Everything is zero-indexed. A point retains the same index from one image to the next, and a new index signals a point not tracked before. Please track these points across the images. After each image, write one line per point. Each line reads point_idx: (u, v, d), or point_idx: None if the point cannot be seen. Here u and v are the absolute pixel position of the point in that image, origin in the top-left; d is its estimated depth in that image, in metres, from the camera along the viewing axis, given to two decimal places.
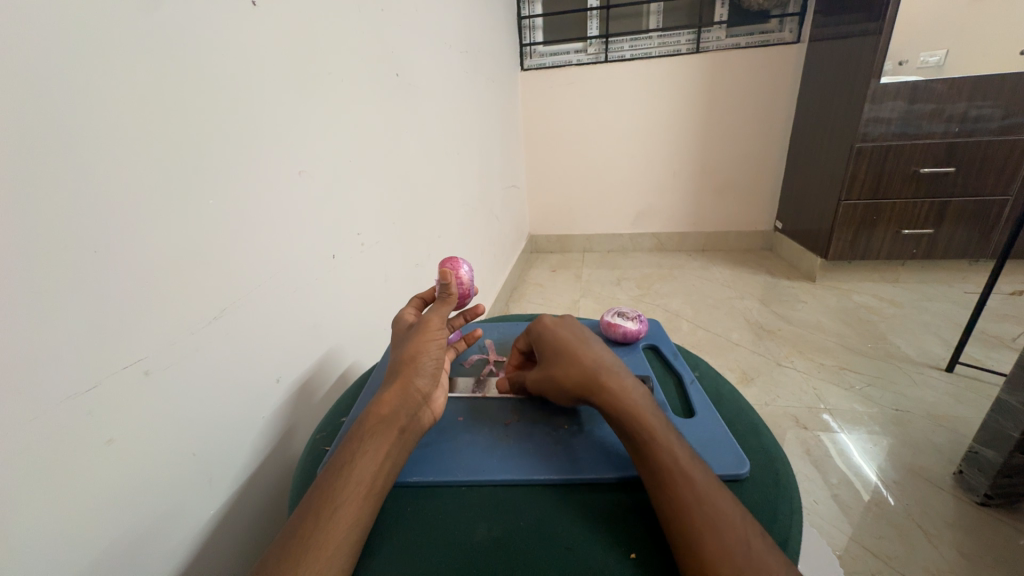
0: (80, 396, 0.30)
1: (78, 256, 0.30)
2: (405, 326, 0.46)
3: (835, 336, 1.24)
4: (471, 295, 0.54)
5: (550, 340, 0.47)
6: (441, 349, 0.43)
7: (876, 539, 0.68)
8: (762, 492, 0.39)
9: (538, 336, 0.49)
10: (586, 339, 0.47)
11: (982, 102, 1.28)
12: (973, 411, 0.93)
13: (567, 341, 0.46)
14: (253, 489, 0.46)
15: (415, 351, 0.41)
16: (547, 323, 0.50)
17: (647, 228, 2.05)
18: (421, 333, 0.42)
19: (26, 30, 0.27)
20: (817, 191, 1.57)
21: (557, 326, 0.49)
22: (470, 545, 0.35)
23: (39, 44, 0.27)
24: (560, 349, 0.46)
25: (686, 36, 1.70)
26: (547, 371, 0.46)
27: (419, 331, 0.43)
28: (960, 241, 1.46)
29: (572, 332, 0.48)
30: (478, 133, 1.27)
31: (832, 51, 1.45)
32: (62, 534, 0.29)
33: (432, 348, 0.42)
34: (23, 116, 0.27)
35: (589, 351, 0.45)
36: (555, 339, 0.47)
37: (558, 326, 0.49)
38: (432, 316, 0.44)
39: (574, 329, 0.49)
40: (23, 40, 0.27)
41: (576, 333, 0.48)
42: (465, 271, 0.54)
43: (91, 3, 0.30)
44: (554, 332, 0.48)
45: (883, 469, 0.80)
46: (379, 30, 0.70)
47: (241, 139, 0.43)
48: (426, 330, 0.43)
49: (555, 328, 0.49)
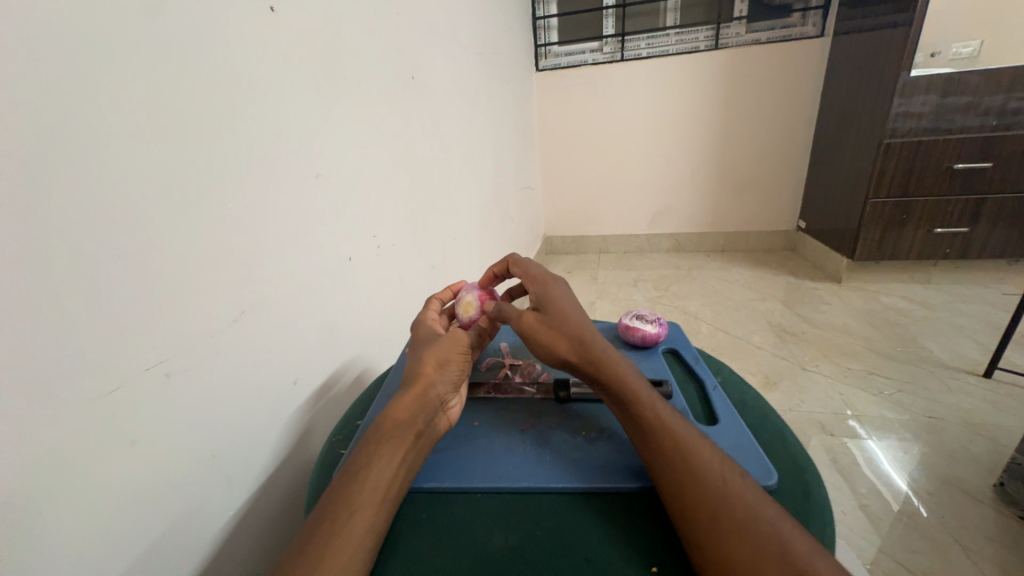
0: (103, 397, 0.31)
1: (99, 261, 0.30)
2: (431, 330, 0.47)
3: (862, 339, 1.20)
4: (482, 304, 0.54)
5: (545, 301, 0.47)
6: (464, 362, 0.43)
7: (909, 552, 0.65)
8: (790, 505, 0.37)
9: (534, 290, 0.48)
10: (576, 305, 0.47)
11: (1021, 94, 1.22)
12: (1014, 420, 0.88)
13: (562, 306, 0.46)
14: (271, 490, 0.47)
15: (443, 357, 0.42)
16: (552, 285, 0.48)
17: (665, 229, 2.02)
18: (449, 343, 0.43)
19: (44, 37, 0.27)
20: (843, 188, 1.52)
21: (552, 287, 0.48)
22: (486, 553, 0.34)
23: (60, 52, 0.28)
24: (559, 314, 0.45)
25: (704, 33, 1.67)
26: (539, 324, 0.45)
27: (447, 340, 0.43)
28: (998, 240, 1.39)
29: (568, 298, 0.47)
30: (493, 134, 1.27)
31: (859, 44, 1.41)
32: (81, 537, 0.30)
33: (457, 359, 0.43)
34: (44, 121, 0.27)
35: (582, 321, 0.44)
36: (550, 300, 0.47)
37: (559, 289, 0.48)
38: (462, 330, 0.45)
39: (566, 294, 0.48)
40: (43, 46, 0.27)
41: (572, 301, 0.47)
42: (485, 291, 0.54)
43: (111, 12, 0.31)
44: (549, 292, 0.47)
45: (916, 480, 0.76)
46: (395, 34, 0.71)
47: (255, 141, 0.43)
48: (454, 340, 0.43)
49: (550, 290, 0.48)
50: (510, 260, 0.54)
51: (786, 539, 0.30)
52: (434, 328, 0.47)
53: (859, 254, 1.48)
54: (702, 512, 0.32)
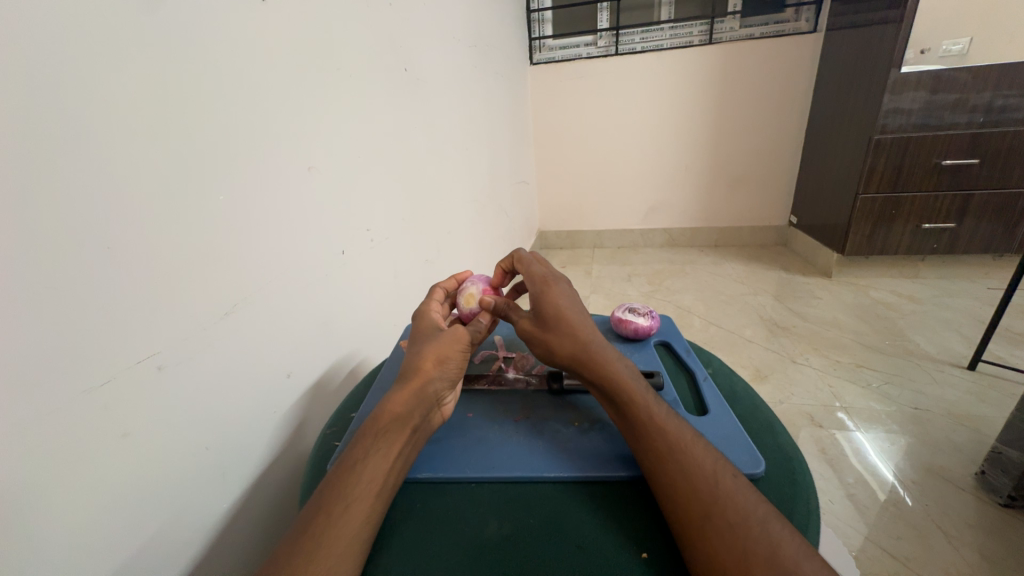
0: (94, 389, 0.31)
1: (91, 253, 0.30)
2: (433, 323, 0.46)
3: (851, 333, 1.22)
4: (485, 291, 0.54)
5: (545, 302, 0.47)
6: (462, 358, 0.43)
7: (893, 539, 0.67)
8: (778, 492, 0.38)
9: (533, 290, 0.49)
10: (577, 307, 0.47)
11: (1008, 91, 1.24)
12: (996, 410, 0.90)
13: (561, 308, 0.46)
14: (266, 482, 0.47)
15: (442, 354, 0.41)
16: (554, 288, 0.49)
17: (658, 224, 2.03)
18: (449, 339, 0.43)
19: (30, 24, 0.27)
20: (834, 184, 1.53)
21: (553, 287, 0.49)
22: (479, 542, 0.34)
23: (48, 40, 0.27)
24: (560, 317, 0.46)
25: (699, 27, 1.67)
26: (540, 331, 0.46)
27: (447, 336, 0.43)
28: (983, 235, 1.41)
29: (568, 300, 0.48)
30: (487, 128, 1.27)
31: (851, 40, 1.41)
32: (74, 530, 0.30)
33: (456, 356, 0.43)
34: (33, 110, 0.27)
35: (582, 324, 0.45)
36: (549, 302, 0.47)
37: (560, 291, 0.49)
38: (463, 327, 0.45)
39: (568, 296, 0.48)
40: (30, 34, 0.27)
41: (574, 303, 0.48)
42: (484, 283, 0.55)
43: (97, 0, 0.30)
44: (550, 294, 0.48)
45: (901, 469, 0.78)
46: (387, 23, 0.70)
47: (247, 133, 0.43)
48: (454, 337, 0.43)
49: (550, 292, 0.48)
50: (515, 256, 0.55)
51: (776, 539, 0.30)
52: (435, 321, 0.47)
53: (849, 249, 1.50)
54: (693, 507, 0.32)
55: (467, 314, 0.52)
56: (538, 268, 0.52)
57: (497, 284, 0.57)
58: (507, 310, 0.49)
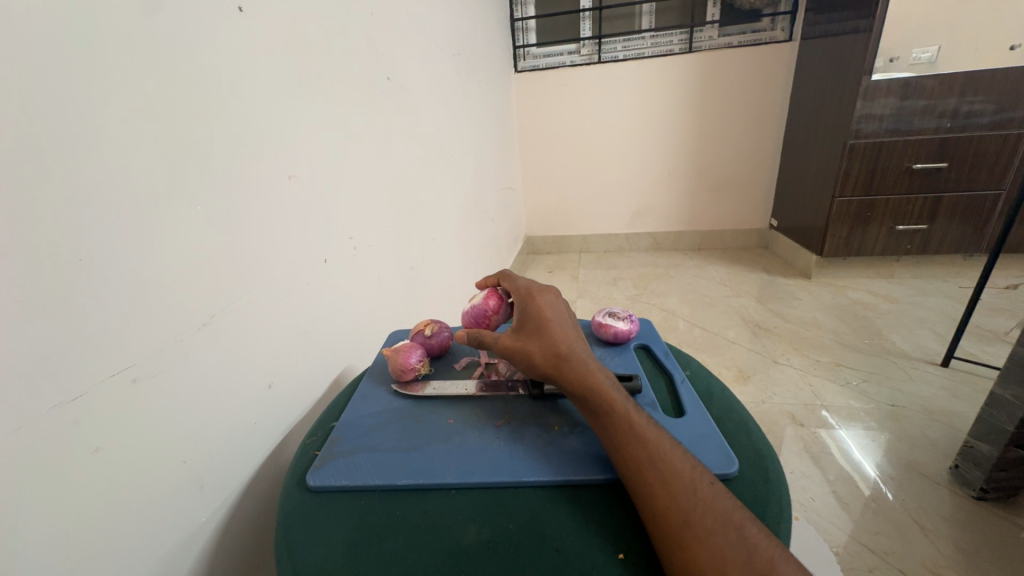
0: (65, 404, 0.30)
1: (64, 266, 0.30)
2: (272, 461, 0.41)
3: (830, 333, 1.25)
4: (492, 299, 0.56)
5: (529, 313, 0.48)
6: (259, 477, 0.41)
7: (874, 534, 0.68)
8: (752, 490, 0.39)
9: (520, 302, 0.50)
10: (564, 318, 0.48)
11: (973, 98, 1.29)
12: (968, 405, 0.93)
13: (546, 318, 0.47)
14: (248, 496, 0.46)
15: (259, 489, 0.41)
16: (538, 299, 0.49)
17: (643, 228, 2.05)
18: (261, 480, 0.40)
19: (13, 46, 0.27)
20: (813, 187, 1.57)
21: (539, 298, 0.49)
22: (459, 548, 0.34)
23: (30, 57, 0.28)
24: (541, 326, 0.46)
25: (678, 36, 1.71)
26: (519, 342, 0.47)
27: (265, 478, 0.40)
28: (954, 235, 1.46)
29: (553, 311, 0.48)
30: (471, 135, 1.28)
31: (824, 49, 1.46)
32: (50, 547, 0.29)
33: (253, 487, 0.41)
34: (25, 132, 0.28)
35: (564, 332, 0.46)
36: (535, 312, 0.48)
37: (545, 302, 0.49)
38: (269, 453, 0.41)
39: (555, 307, 0.49)
40: (12, 52, 0.27)
41: (559, 313, 0.48)
42: (492, 301, 0.56)
43: (85, 24, 0.31)
44: (535, 304, 0.49)
45: (881, 466, 0.80)
46: (370, 34, 0.71)
47: (226, 143, 0.43)
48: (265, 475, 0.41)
49: (537, 301, 0.49)
50: (504, 273, 0.57)
51: (752, 543, 0.31)
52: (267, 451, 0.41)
53: (827, 251, 1.54)
54: (669, 514, 0.33)
55: (466, 313, 0.56)
56: (524, 282, 0.53)
57: (501, 313, 0.56)
58: (480, 337, 0.49)
